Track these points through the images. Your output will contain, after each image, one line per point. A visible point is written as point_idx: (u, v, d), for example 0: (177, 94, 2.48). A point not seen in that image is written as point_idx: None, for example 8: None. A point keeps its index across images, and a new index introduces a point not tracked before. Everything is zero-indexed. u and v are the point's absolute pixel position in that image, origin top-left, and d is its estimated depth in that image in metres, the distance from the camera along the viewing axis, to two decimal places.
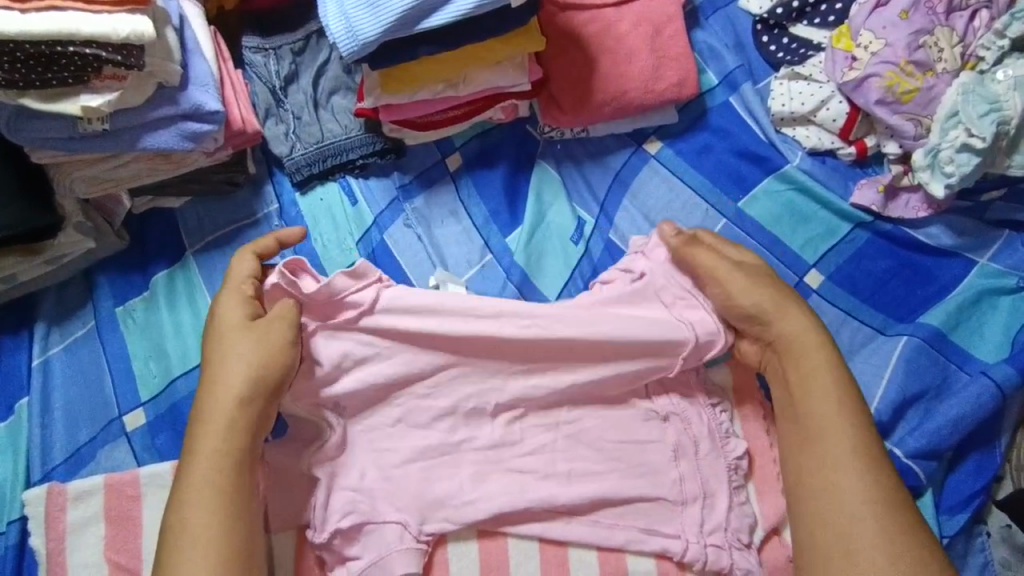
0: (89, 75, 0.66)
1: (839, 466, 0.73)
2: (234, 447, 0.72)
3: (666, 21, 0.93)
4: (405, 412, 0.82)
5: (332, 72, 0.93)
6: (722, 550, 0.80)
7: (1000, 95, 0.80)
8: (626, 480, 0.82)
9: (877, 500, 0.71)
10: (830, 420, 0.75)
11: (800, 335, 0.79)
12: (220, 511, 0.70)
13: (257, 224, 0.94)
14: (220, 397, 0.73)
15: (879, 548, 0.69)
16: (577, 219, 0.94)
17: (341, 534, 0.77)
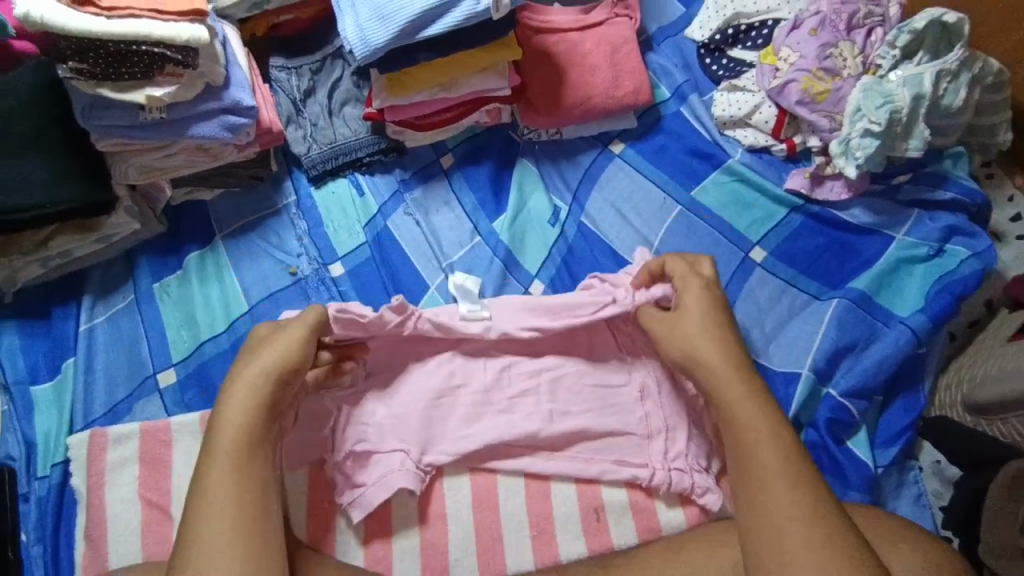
0: (155, 71, 0.83)
1: (768, 483, 0.72)
2: (256, 430, 0.73)
3: (622, 42, 1.11)
4: (413, 357, 0.97)
5: (344, 86, 1.10)
6: (684, 473, 0.93)
7: (893, 90, 0.98)
8: (602, 417, 0.96)
9: (805, 515, 0.69)
10: (764, 452, 0.74)
11: (731, 372, 0.80)
12: (241, 490, 0.69)
13: (278, 213, 1.09)
14: (248, 387, 0.74)
15: (809, 563, 0.66)
16: (553, 207, 1.10)
17: (353, 457, 0.91)
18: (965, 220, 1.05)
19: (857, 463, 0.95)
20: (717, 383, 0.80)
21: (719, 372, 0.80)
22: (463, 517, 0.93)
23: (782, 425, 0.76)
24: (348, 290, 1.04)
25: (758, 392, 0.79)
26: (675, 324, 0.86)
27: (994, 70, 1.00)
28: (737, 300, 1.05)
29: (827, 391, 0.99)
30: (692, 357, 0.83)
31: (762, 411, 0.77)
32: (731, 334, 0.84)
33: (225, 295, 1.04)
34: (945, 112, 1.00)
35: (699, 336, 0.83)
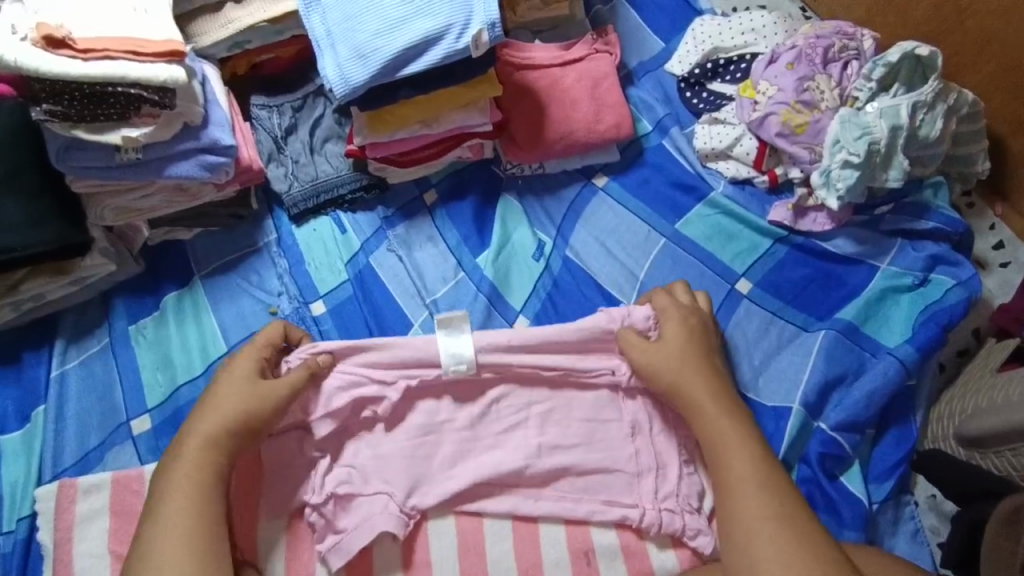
0: (131, 112, 0.82)
1: (741, 489, 0.78)
2: (211, 459, 0.81)
3: (603, 76, 1.12)
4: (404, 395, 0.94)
5: (326, 123, 1.10)
6: (675, 513, 0.90)
7: (870, 122, 0.99)
8: (590, 453, 0.93)
9: (773, 516, 0.75)
10: (740, 466, 0.80)
11: (703, 389, 0.87)
12: (192, 517, 0.77)
13: (259, 252, 1.07)
14: (202, 437, 0.82)
15: (777, 561, 0.72)
16: (538, 242, 1.09)
17: (334, 499, 0.88)
18: (948, 249, 1.06)
19: (852, 500, 0.93)
20: (696, 400, 0.86)
21: (695, 392, 0.87)
22: (449, 563, 0.90)
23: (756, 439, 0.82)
24: (329, 329, 1.03)
25: (733, 410, 0.85)
26: (655, 348, 0.90)
27: (969, 101, 1.01)
28: (723, 332, 1.03)
29: (818, 425, 0.97)
30: (672, 379, 0.88)
31: (739, 427, 0.83)
32: (710, 359, 0.91)
33: (203, 337, 1.01)
34: (924, 143, 1.00)
35: (678, 358, 0.89)
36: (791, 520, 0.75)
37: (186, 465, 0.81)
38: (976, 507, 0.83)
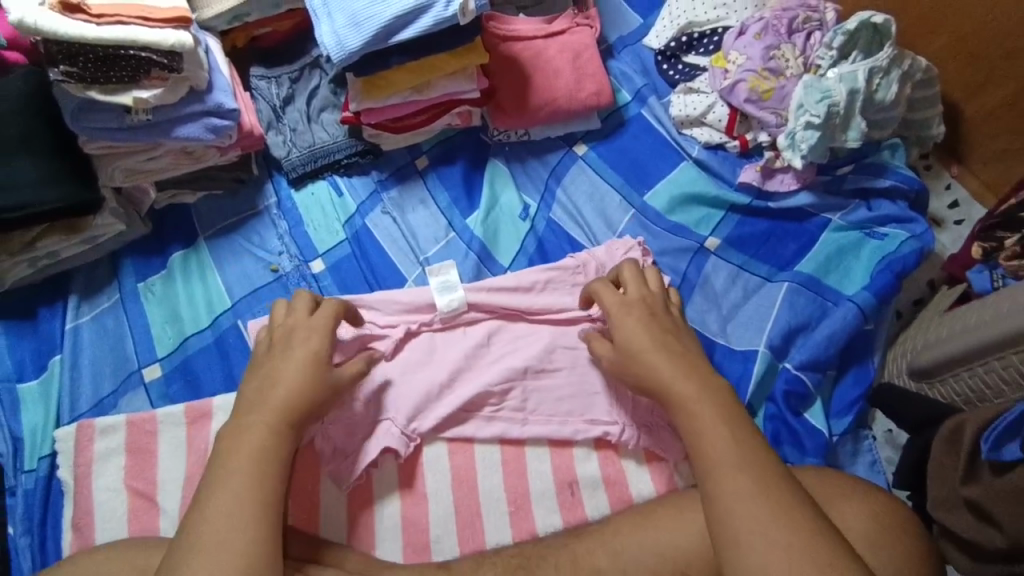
0: (142, 75, 0.88)
1: (716, 469, 0.71)
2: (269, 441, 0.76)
3: (585, 48, 1.19)
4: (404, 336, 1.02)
5: (322, 93, 1.16)
6: (652, 429, 0.98)
7: (831, 86, 1.06)
8: (573, 377, 1.02)
9: (753, 495, 0.68)
10: (716, 445, 0.72)
11: (674, 368, 0.80)
12: (247, 501, 0.71)
13: (259, 215, 1.13)
14: (258, 415, 0.78)
15: (760, 542, 0.65)
16: (523, 204, 1.17)
17: (342, 429, 0.95)
18: (904, 207, 1.14)
19: (814, 432, 1.01)
20: (664, 382, 0.80)
21: (665, 373, 0.80)
22: (444, 495, 0.98)
23: (732, 414, 0.75)
24: (328, 285, 1.09)
25: (705, 386, 0.78)
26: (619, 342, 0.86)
27: (923, 67, 1.09)
28: (692, 285, 1.12)
29: (784, 365, 1.05)
30: (640, 364, 0.83)
31: (711, 403, 0.76)
32: (672, 338, 0.85)
33: (209, 294, 1.07)
34: (881, 107, 1.08)
35: (647, 345, 0.84)
36: (777, 498, 0.67)
37: (255, 433, 0.77)
38: (926, 432, 0.91)
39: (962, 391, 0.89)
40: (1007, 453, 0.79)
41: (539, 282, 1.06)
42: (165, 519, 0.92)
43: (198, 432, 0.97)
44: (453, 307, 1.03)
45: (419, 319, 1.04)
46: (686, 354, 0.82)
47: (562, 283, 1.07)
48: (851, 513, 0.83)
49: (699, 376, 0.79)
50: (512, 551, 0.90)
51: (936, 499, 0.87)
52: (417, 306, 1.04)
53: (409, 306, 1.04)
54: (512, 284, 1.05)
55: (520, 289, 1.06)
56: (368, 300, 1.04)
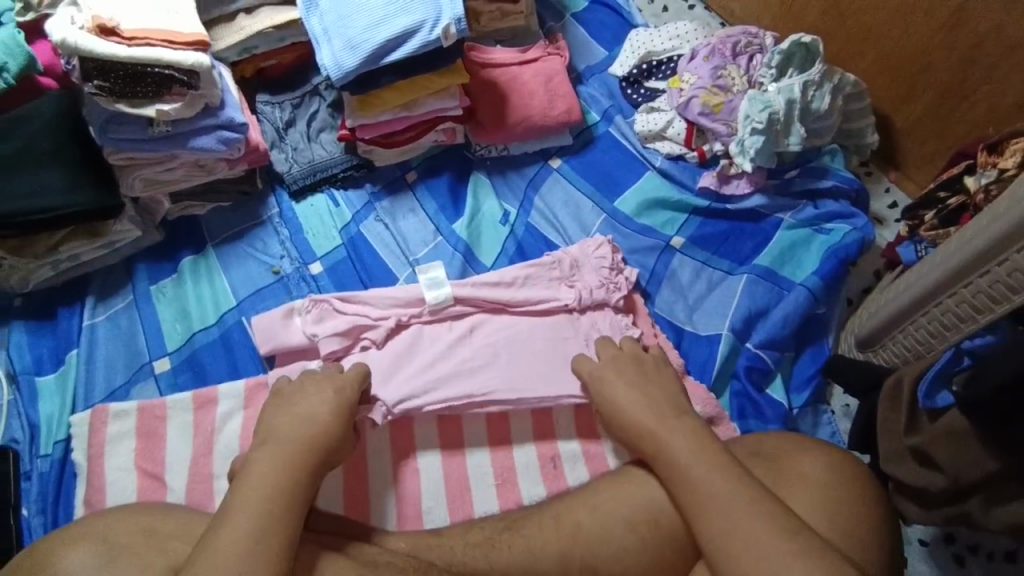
0: (164, 91, 1.01)
1: (696, 506, 0.78)
2: (288, 465, 0.77)
3: (555, 73, 1.34)
4: (395, 327, 1.09)
5: (321, 116, 1.29)
6: None
7: (771, 98, 1.21)
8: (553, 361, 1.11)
9: (729, 525, 0.75)
10: (696, 480, 0.79)
11: (651, 421, 0.88)
12: (260, 510, 0.71)
13: (262, 224, 1.24)
14: (276, 444, 0.81)
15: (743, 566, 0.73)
16: (504, 211, 1.28)
17: None
18: (846, 204, 1.27)
19: (775, 405, 1.10)
20: (644, 430, 0.88)
21: (644, 423, 0.88)
22: (435, 473, 1.04)
23: (708, 450, 0.82)
24: (326, 285, 1.19)
25: (679, 426, 0.86)
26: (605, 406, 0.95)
27: (851, 81, 1.25)
28: (661, 278, 1.23)
29: (745, 345, 1.15)
30: (621, 418, 0.92)
31: (685, 443, 0.83)
32: (649, 392, 0.93)
33: (215, 294, 1.16)
34: (817, 115, 1.23)
35: (626, 403, 0.92)
36: (765, 520, 0.74)
37: (270, 458, 0.78)
38: (872, 396, 1.00)
39: (901, 352, 0.99)
40: (941, 400, 0.88)
41: (518, 278, 1.14)
42: (171, 496, 0.98)
43: (204, 417, 1.04)
44: (441, 300, 1.10)
45: (408, 311, 1.10)
46: (660, 402, 0.91)
47: (539, 277, 1.15)
48: (806, 466, 0.91)
49: (673, 421, 0.87)
50: (498, 516, 0.96)
51: (886, 452, 0.94)
52: (406, 301, 1.11)
53: (400, 302, 1.11)
54: (495, 281, 1.12)
55: (501, 285, 1.13)
56: (363, 298, 1.10)
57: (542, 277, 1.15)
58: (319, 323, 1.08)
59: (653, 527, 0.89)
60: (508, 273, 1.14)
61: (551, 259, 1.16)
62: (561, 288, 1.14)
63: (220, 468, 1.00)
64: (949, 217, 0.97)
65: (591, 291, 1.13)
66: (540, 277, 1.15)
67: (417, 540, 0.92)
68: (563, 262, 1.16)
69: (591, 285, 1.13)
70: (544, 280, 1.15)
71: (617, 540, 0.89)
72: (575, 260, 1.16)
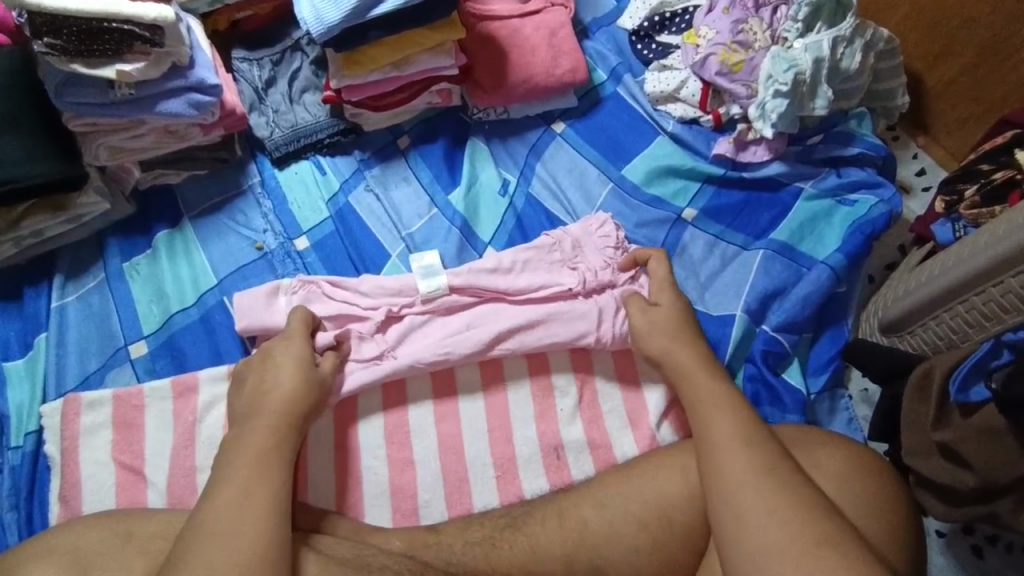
0: (124, 49, 0.90)
1: (725, 448, 0.75)
2: (266, 459, 0.76)
3: (560, 26, 1.23)
4: (388, 314, 1.01)
5: (303, 75, 1.18)
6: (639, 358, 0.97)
7: (796, 56, 1.11)
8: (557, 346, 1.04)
9: (758, 469, 0.72)
10: (725, 428, 0.76)
11: (700, 367, 0.85)
12: (245, 510, 0.71)
13: (243, 194, 1.14)
14: (255, 438, 0.78)
15: (763, 510, 0.69)
16: (503, 179, 1.19)
17: None
18: (872, 172, 1.18)
19: (793, 391, 1.04)
20: (684, 374, 0.85)
21: (685, 364, 0.86)
22: (431, 463, 0.98)
23: (746, 405, 0.79)
24: (313, 261, 1.10)
25: (722, 379, 0.83)
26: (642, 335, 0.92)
27: (884, 37, 1.14)
28: (673, 254, 1.14)
29: (761, 328, 1.08)
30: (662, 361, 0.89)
31: (727, 391, 0.81)
32: (698, 342, 0.90)
33: (194, 271, 1.08)
34: (845, 76, 1.13)
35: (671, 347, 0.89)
36: (791, 481, 0.71)
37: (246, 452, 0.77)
38: (896, 384, 0.94)
39: (931, 340, 0.93)
40: (974, 395, 0.82)
41: (517, 263, 1.04)
42: (152, 492, 0.93)
43: (184, 405, 0.97)
44: (433, 290, 1.01)
45: (399, 301, 1.02)
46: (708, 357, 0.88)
47: (539, 263, 1.05)
48: (825, 458, 0.83)
49: (717, 372, 0.84)
50: (499, 511, 0.91)
51: (912, 447, 0.88)
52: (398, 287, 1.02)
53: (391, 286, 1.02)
54: (491, 267, 1.03)
55: (497, 272, 1.03)
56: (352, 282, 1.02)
57: (543, 262, 1.05)
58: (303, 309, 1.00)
59: (663, 527, 0.84)
60: (505, 257, 1.04)
61: (551, 241, 1.06)
62: (564, 272, 1.04)
63: (203, 461, 0.95)
64: (993, 194, 0.89)
65: (595, 274, 1.02)
66: (540, 263, 1.05)
67: (414, 538, 0.88)
68: (566, 246, 1.06)
69: (595, 267, 1.03)
70: (545, 265, 1.05)
71: (624, 539, 0.84)
72: (579, 239, 1.06)
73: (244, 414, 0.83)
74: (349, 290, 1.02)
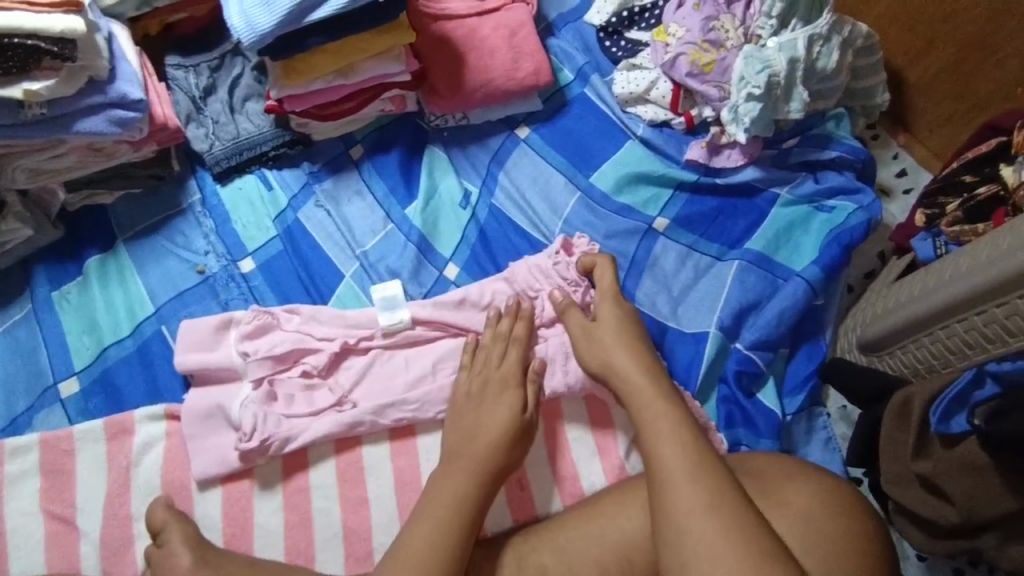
0: (30, 65, 0.82)
1: (667, 483, 0.71)
2: (448, 535, 0.75)
3: (521, 25, 1.15)
4: (346, 343, 0.95)
5: (244, 82, 1.10)
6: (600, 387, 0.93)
7: (771, 56, 1.04)
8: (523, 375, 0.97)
9: (702, 507, 0.68)
10: (670, 458, 0.72)
11: (643, 381, 0.82)
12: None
13: (182, 213, 1.06)
14: (427, 515, 0.77)
15: (707, 558, 0.66)
16: (463, 190, 1.12)
17: (275, 440, 0.89)
18: (851, 177, 1.12)
19: (769, 413, 0.99)
20: (631, 390, 0.81)
21: (627, 382, 0.82)
22: (388, 500, 0.91)
23: (693, 430, 0.75)
24: (259, 285, 1.03)
25: (668, 398, 0.79)
26: (590, 332, 0.89)
27: (863, 33, 1.08)
28: (644, 266, 1.08)
29: (735, 345, 1.02)
30: (607, 366, 0.85)
31: (671, 413, 0.77)
32: (642, 350, 0.86)
33: (130, 299, 1.00)
34: (822, 75, 1.07)
35: (617, 356, 0.85)
36: (731, 517, 0.67)
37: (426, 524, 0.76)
38: (875, 407, 0.90)
39: (910, 363, 0.88)
40: (956, 425, 0.77)
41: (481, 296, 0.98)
42: (85, 544, 0.86)
43: (119, 448, 0.90)
44: (395, 323, 0.95)
45: (358, 334, 0.96)
46: (654, 368, 0.84)
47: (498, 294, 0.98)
48: (792, 494, 0.76)
49: (663, 392, 0.80)
50: None
51: (889, 475, 0.83)
52: (352, 314, 0.97)
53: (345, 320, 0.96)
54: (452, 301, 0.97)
55: (460, 305, 0.98)
56: (303, 308, 0.97)
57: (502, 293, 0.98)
58: (255, 340, 0.94)
59: (624, 570, 0.79)
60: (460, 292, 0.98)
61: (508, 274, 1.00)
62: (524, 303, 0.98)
63: (139, 508, 0.88)
64: (976, 210, 0.86)
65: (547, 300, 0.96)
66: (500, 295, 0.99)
67: None
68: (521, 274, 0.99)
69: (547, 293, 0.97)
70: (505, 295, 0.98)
71: None
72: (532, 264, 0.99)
73: (480, 469, 0.81)
74: (301, 319, 0.96)
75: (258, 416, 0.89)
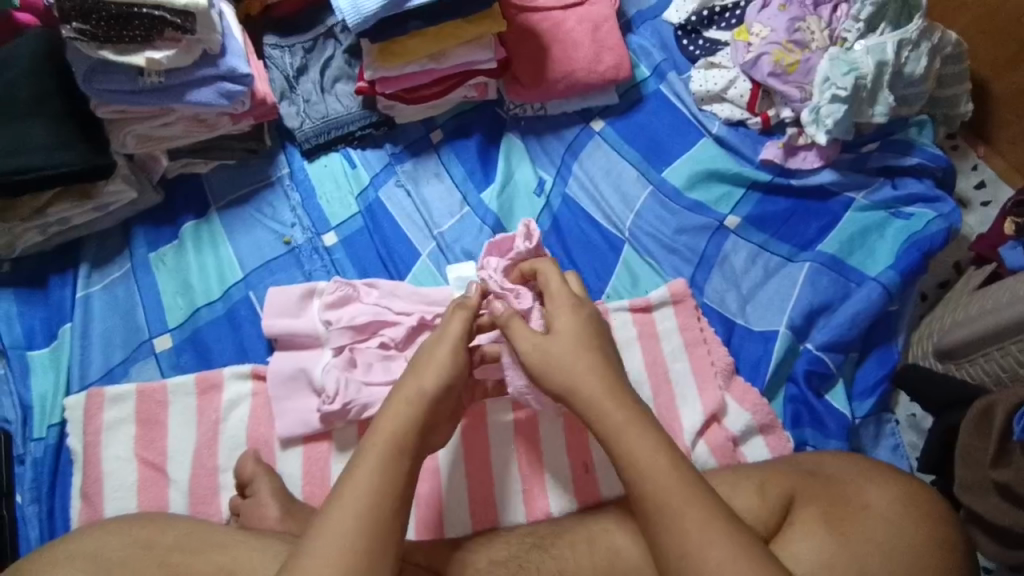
0: (154, 35, 0.87)
1: (660, 516, 0.65)
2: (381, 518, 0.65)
3: (604, 19, 1.18)
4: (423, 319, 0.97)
5: (335, 64, 1.14)
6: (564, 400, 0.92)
7: (857, 59, 1.04)
8: None
9: (698, 542, 0.63)
10: (654, 486, 0.66)
11: (604, 392, 0.72)
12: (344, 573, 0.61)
13: (271, 186, 1.11)
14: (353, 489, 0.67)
15: None
16: (538, 178, 1.14)
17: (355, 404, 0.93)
18: (930, 184, 1.11)
19: (836, 414, 0.99)
20: (589, 402, 0.72)
21: (584, 393, 0.73)
22: (459, 465, 0.96)
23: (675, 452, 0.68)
24: (341, 258, 1.07)
25: (635, 414, 0.70)
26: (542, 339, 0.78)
27: (953, 41, 1.07)
28: (714, 263, 1.09)
29: (804, 346, 1.03)
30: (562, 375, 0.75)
31: (646, 434, 0.69)
32: (602, 351, 0.76)
33: (220, 263, 1.06)
34: (908, 81, 1.06)
35: (567, 362, 0.75)
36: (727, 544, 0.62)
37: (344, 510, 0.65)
38: (953, 413, 0.89)
39: (992, 371, 0.87)
40: None
41: None
42: (174, 491, 0.91)
43: (208, 403, 0.95)
44: None
45: (434, 310, 0.98)
46: (614, 373, 0.74)
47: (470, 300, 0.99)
48: (873, 497, 0.75)
49: (625, 405, 0.71)
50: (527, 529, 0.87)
51: (965, 481, 0.83)
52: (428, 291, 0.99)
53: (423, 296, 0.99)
54: None
55: None
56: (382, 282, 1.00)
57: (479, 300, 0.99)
58: (336, 310, 0.98)
59: None
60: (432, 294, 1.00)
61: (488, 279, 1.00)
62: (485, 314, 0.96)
63: (226, 461, 0.93)
64: None
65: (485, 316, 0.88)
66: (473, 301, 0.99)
67: (438, 551, 0.85)
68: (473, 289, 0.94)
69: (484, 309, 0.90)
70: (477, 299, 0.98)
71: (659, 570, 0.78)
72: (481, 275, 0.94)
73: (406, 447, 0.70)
74: (381, 293, 0.99)
75: (340, 381, 0.93)
